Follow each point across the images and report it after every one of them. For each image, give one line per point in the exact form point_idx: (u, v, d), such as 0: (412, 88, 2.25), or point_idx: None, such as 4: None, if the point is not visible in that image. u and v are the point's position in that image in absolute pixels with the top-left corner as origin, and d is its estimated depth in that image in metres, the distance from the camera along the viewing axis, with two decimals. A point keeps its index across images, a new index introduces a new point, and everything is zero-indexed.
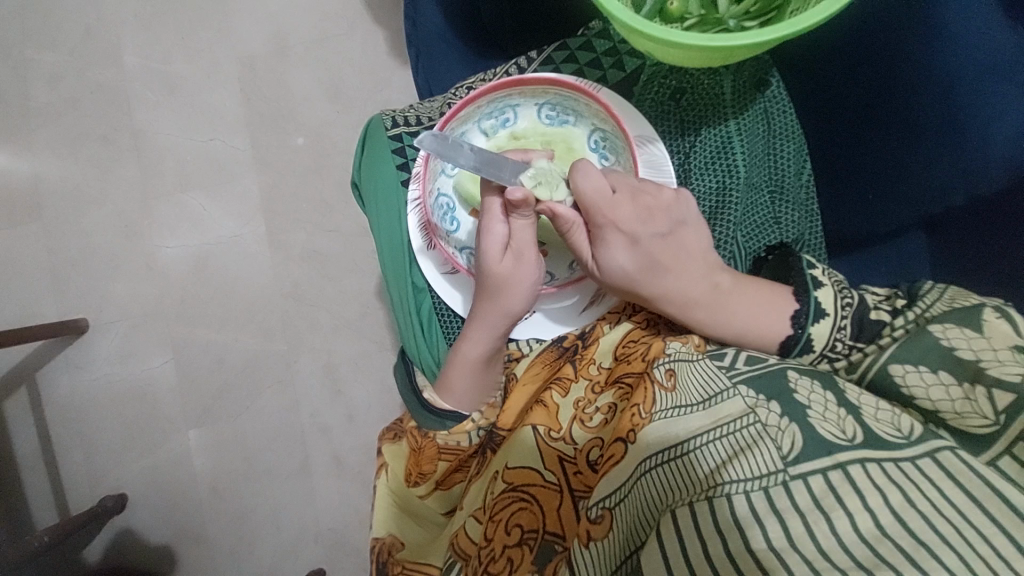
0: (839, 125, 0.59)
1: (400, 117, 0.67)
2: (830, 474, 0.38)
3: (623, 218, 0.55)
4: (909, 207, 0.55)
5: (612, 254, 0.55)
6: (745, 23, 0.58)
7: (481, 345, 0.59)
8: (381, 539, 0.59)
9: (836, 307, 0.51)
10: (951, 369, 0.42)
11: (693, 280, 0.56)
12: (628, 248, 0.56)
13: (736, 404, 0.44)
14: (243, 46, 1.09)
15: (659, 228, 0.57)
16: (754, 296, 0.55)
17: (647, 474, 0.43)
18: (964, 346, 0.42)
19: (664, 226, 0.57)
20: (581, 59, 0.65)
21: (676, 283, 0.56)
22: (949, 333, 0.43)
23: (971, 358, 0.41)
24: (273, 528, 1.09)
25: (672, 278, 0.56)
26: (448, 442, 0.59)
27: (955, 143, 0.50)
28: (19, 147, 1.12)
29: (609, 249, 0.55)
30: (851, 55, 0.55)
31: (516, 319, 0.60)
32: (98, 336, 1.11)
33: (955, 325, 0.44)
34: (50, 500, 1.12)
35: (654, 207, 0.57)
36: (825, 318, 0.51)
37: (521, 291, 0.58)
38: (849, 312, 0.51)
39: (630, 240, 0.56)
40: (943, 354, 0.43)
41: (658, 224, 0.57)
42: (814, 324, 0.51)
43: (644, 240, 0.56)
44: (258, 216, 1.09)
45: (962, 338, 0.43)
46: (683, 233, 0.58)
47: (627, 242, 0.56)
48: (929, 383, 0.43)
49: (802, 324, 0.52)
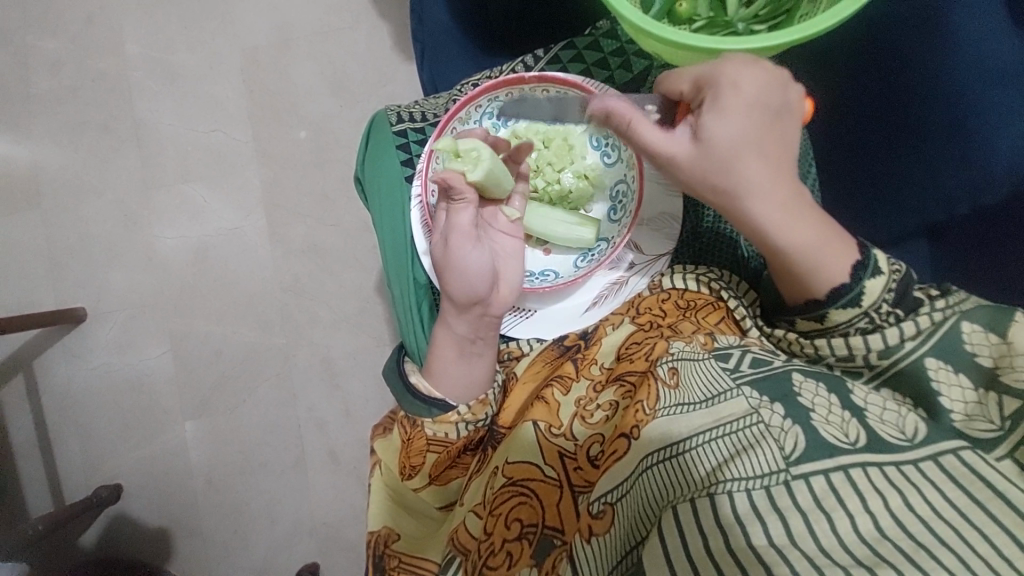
0: (848, 132, 0.58)
1: (405, 113, 0.67)
2: (832, 475, 0.39)
3: (739, 89, 0.48)
4: (912, 215, 0.56)
5: (718, 126, 0.48)
6: (754, 26, 0.58)
7: (452, 329, 0.58)
8: (376, 532, 0.61)
9: (887, 267, 0.48)
10: (972, 372, 0.43)
11: (785, 183, 0.49)
12: (737, 122, 0.48)
13: (739, 404, 0.45)
14: (247, 38, 1.08)
15: (772, 109, 0.48)
16: (829, 227, 0.50)
17: (649, 471, 0.44)
18: (984, 351, 0.43)
19: (774, 111, 0.49)
20: (587, 59, 0.65)
21: (770, 175, 0.49)
22: (973, 337, 0.43)
23: (989, 365, 0.42)
24: (268, 521, 1.09)
25: (765, 171, 0.49)
26: (436, 434, 0.57)
27: (956, 154, 0.51)
28: (19, 133, 1.11)
29: (716, 120, 0.48)
30: (853, 66, 0.56)
31: (469, 308, 0.57)
32: (96, 326, 1.11)
33: (982, 328, 0.43)
34: (44, 488, 1.12)
35: (773, 82, 0.48)
36: (879, 274, 0.48)
37: (456, 272, 0.56)
38: (899, 274, 0.48)
39: (742, 110, 0.47)
40: (966, 358, 0.43)
41: (772, 105, 0.48)
42: (870, 278, 0.48)
43: (755, 117, 0.48)
44: (260, 209, 1.08)
45: (986, 344, 0.43)
46: (790, 128, 0.50)
47: (738, 115, 0.48)
48: (948, 383, 0.43)
49: (858, 277, 0.48)
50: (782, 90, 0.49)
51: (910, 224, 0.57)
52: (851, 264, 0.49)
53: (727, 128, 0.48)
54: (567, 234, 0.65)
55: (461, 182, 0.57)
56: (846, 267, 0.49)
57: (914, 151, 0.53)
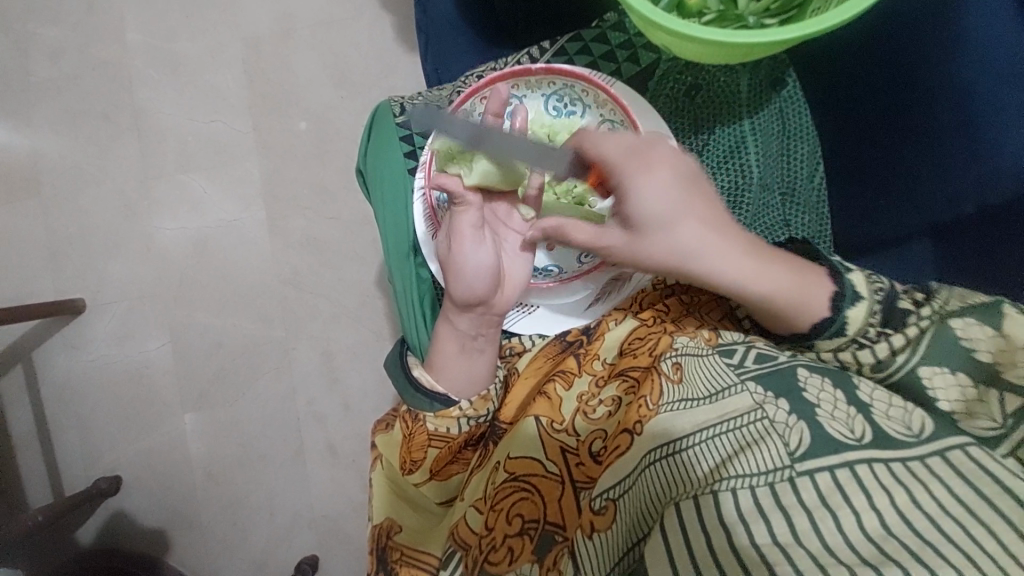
0: (854, 130, 0.59)
1: (409, 105, 0.66)
2: (838, 471, 0.38)
3: (650, 157, 0.49)
4: (920, 215, 0.54)
5: (642, 196, 0.49)
6: (764, 20, 0.57)
7: (453, 325, 0.58)
8: (380, 524, 0.61)
9: (868, 291, 0.48)
10: (970, 370, 0.44)
11: (728, 233, 0.50)
12: (659, 187, 0.49)
13: (743, 400, 0.44)
14: (249, 28, 1.08)
15: (683, 169, 0.50)
16: (789, 264, 0.50)
17: (652, 467, 0.44)
18: (982, 346, 0.43)
19: (687, 169, 0.50)
20: (594, 51, 0.64)
21: (710, 231, 0.49)
22: (968, 331, 0.44)
23: (989, 360, 0.43)
24: (267, 514, 1.09)
25: (703, 225, 0.49)
26: (437, 429, 0.57)
27: (965, 150, 0.49)
28: (18, 122, 1.10)
29: (638, 193, 0.49)
30: (864, 62, 0.56)
31: (477, 307, 0.57)
32: (96, 317, 1.11)
33: (976, 322, 0.44)
34: (43, 479, 1.12)
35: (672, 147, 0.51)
36: (860, 301, 0.48)
37: (462, 273, 0.56)
38: (881, 295, 0.48)
39: (658, 178, 0.49)
40: (963, 355, 0.44)
41: (681, 163, 0.50)
42: (851, 305, 0.48)
43: (673, 178, 0.49)
44: (260, 201, 1.08)
45: (983, 338, 0.43)
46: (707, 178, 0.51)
47: (658, 180, 0.49)
48: (945, 384, 0.44)
49: (840, 306, 0.48)
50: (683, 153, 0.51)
51: (915, 225, 0.55)
52: (829, 294, 0.49)
53: (652, 201, 0.49)
54: None
55: (458, 186, 0.56)
56: (828, 295, 0.48)
57: (920, 147, 0.52)
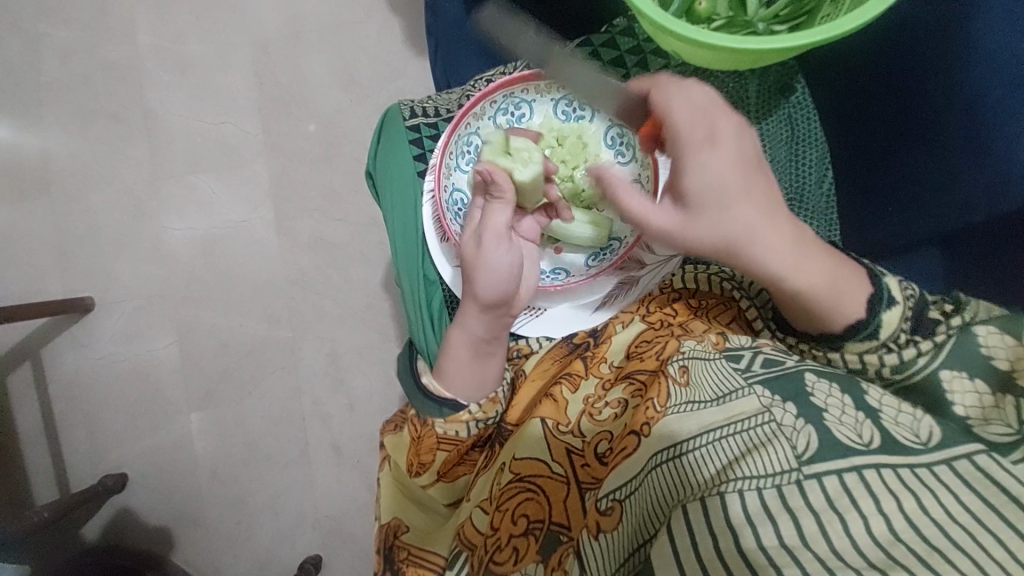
0: (865, 136, 0.58)
1: (419, 107, 0.67)
2: (845, 476, 0.38)
3: (718, 136, 0.50)
4: (927, 220, 0.56)
5: (702, 168, 0.49)
6: (774, 27, 0.57)
7: (469, 332, 0.58)
8: (387, 524, 0.61)
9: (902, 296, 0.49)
10: (987, 377, 0.43)
11: (781, 221, 0.50)
12: (720, 164, 0.49)
13: (751, 403, 0.45)
14: (259, 30, 1.08)
15: (749, 150, 0.51)
16: (832, 260, 0.50)
17: (658, 469, 0.44)
18: (1000, 354, 0.43)
19: (752, 151, 0.51)
20: (604, 56, 0.64)
21: (762, 220, 0.49)
22: (989, 339, 0.44)
23: (1006, 367, 0.42)
24: (270, 513, 1.09)
25: (756, 212, 0.49)
26: (445, 432, 0.57)
27: (976, 160, 0.49)
28: (29, 122, 1.11)
29: (699, 166, 0.49)
30: (872, 70, 0.56)
31: (496, 308, 0.58)
32: (104, 315, 1.11)
33: (997, 330, 0.44)
34: (49, 476, 1.12)
35: (741, 127, 0.51)
36: (895, 306, 0.48)
37: (489, 269, 0.56)
38: (912, 301, 0.48)
39: (722, 154, 0.50)
40: (982, 362, 0.44)
41: (747, 146, 0.51)
42: (887, 310, 0.48)
43: (736, 159, 0.50)
44: (268, 202, 1.08)
45: (1002, 346, 0.43)
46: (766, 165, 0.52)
47: (719, 158, 0.49)
48: (963, 389, 0.44)
49: (874, 309, 0.48)
50: (748, 137, 0.51)
51: (926, 233, 0.56)
52: (865, 296, 0.49)
53: (708, 173, 0.49)
54: (578, 234, 0.65)
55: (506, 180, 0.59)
56: (863, 300, 0.49)
57: (928, 155, 0.53)
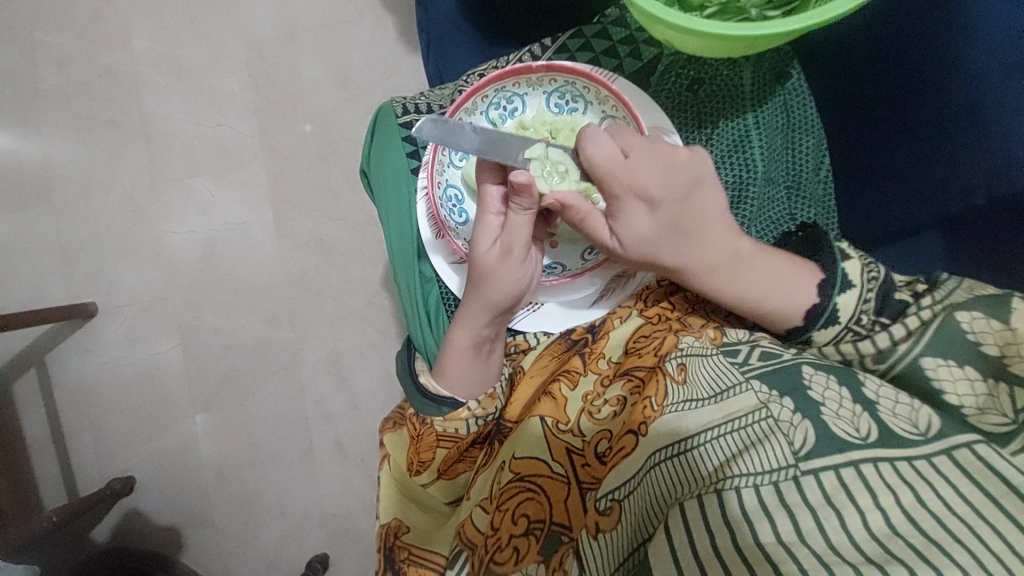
0: (863, 122, 0.57)
1: (411, 104, 0.66)
2: (843, 471, 0.38)
3: (642, 180, 0.52)
4: (924, 207, 0.54)
5: (630, 222, 0.53)
6: (767, 12, 0.56)
7: (472, 330, 0.58)
8: (387, 524, 0.60)
9: (862, 279, 0.50)
10: (978, 363, 0.42)
11: (715, 243, 0.54)
12: (647, 213, 0.53)
13: (749, 399, 0.44)
14: (252, 31, 1.08)
15: (677, 189, 0.53)
16: (780, 263, 0.53)
17: (656, 468, 0.43)
18: (988, 339, 0.42)
19: (682, 187, 0.53)
20: (596, 47, 0.64)
21: (699, 247, 0.54)
22: (975, 325, 0.43)
23: (996, 353, 0.41)
24: (277, 513, 1.09)
25: (693, 241, 0.54)
26: (445, 430, 0.58)
27: (977, 143, 0.48)
28: (28, 129, 1.12)
29: (627, 218, 0.53)
30: (869, 51, 0.54)
31: (504, 312, 0.59)
32: (107, 320, 1.12)
33: (982, 316, 0.43)
34: (59, 480, 1.13)
35: (671, 165, 0.53)
36: (852, 289, 0.50)
37: (508, 279, 0.57)
38: (874, 284, 0.49)
39: (647, 204, 0.53)
40: (970, 347, 0.42)
41: (677, 184, 0.53)
42: (841, 294, 0.50)
43: (663, 202, 0.53)
44: (267, 203, 1.08)
45: (989, 331, 0.42)
46: (703, 192, 0.54)
47: (645, 207, 0.53)
48: (952, 378, 0.42)
49: (829, 293, 0.50)
50: (682, 170, 0.53)
51: (925, 216, 0.54)
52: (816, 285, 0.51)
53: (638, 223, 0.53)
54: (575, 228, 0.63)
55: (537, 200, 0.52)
56: (812, 287, 0.51)
57: (927, 145, 0.52)
